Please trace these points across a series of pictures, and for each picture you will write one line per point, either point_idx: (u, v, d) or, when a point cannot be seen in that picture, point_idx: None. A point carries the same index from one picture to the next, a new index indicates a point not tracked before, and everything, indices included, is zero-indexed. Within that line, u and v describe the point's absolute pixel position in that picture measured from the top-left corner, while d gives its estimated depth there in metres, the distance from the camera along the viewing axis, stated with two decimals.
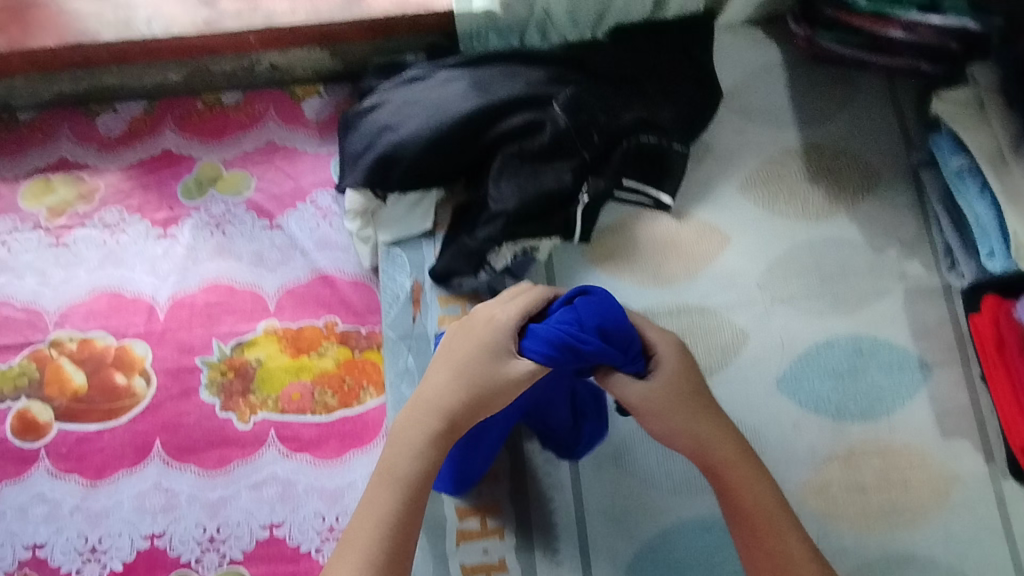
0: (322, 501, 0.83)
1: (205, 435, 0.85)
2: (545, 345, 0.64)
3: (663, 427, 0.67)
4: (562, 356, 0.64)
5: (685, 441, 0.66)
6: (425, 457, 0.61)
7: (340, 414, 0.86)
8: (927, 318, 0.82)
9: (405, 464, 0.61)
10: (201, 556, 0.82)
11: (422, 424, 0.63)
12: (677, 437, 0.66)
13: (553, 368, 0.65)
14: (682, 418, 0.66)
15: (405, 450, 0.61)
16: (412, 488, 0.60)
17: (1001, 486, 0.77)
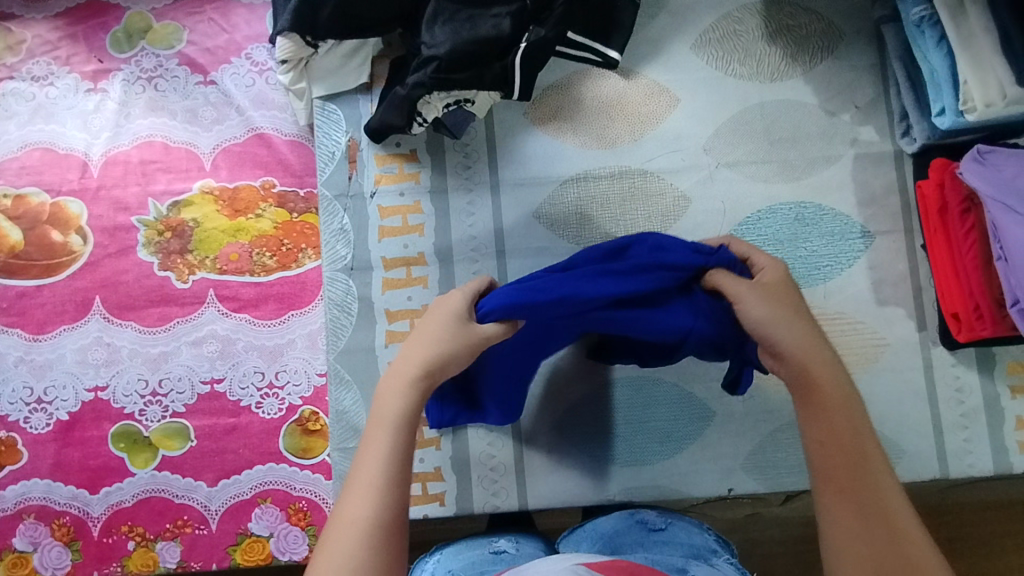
0: (261, 358, 0.85)
1: (145, 294, 0.87)
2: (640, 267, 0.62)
3: (766, 333, 0.58)
4: (662, 266, 0.62)
5: (789, 353, 0.58)
6: (417, 395, 0.57)
7: (278, 276, 0.86)
8: (874, 186, 0.82)
9: (395, 404, 0.57)
10: (144, 409, 0.85)
11: (411, 362, 0.59)
12: (780, 349, 0.58)
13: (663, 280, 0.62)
14: (793, 331, 0.58)
15: (391, 392, 0.57)
16: (408, 425, 0.56)
17: (930, 353, 0.80)
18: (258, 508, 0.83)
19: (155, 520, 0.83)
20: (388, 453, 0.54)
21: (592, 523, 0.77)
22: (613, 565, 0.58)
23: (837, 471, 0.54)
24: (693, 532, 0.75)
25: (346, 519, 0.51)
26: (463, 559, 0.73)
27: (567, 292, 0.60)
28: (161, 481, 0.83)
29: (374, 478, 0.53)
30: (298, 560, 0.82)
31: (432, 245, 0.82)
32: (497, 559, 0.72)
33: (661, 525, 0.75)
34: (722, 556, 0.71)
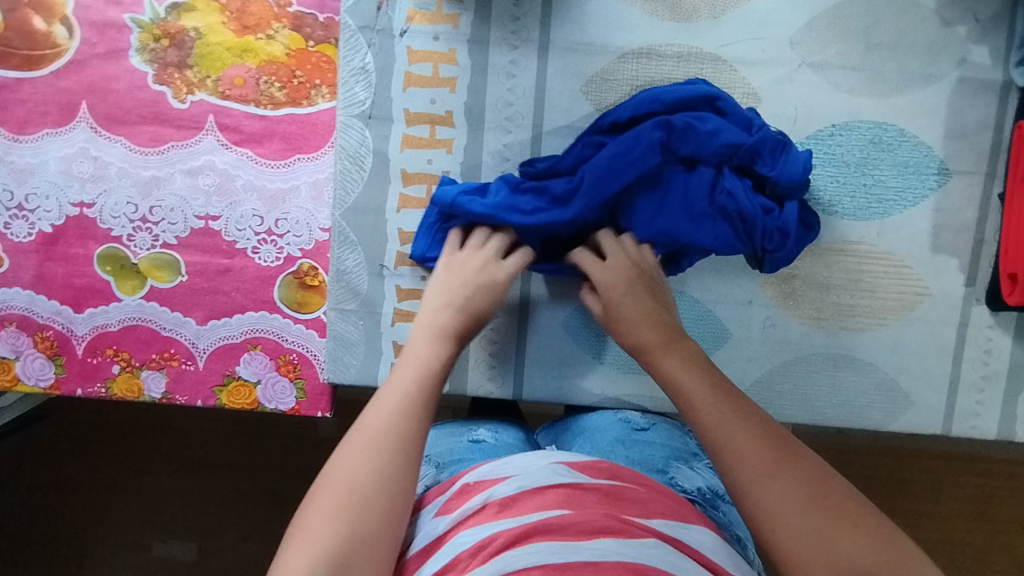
0: (261, 201, 0.79)
1: (137, 108, 0.78)
2: (705, 126, 0.66)
3: (639, 341, 0.62)
4: (723, 128, 0.66)
5: (660, 357, 0.60)
6: (439, 350, 0.61)
7: (286, 112, 0.77)
8: (968, 119, 0.72)
9: (428, 350, 0.61)
10: (132, 234, 0.79)
11: (440, 326, 0.63)
12: (651, 355, 0.61)
13: (725, 142, 0.65)
14: (654, 332, 0.62)
15: (417, 343, 0.61)
16: (440, 371, 0.59)
17: (970, 309, 0.75)
18: (247, 354, 0.80)
19: (141, 349, 0.81)
20: (419, 379, 0.57)
21: (572, 418, 0.77)
22: (592, 466, 0.58)
23: (735, 446, 0.50)
24: (675, 433, 0.74)
25: (371, 415, 0.53)
26: (443, 443, 0.73)
27: (631, 138, 0.65)
28: (148, 311, 0.80)
29: (408, 412, 0.54)
30: (282, 411, 0.81)
31: (463, 105, 0.72)
32: (477, 448, 0.72)
33: (645, 425, 0.74)
34: (703, 458, 0.72)
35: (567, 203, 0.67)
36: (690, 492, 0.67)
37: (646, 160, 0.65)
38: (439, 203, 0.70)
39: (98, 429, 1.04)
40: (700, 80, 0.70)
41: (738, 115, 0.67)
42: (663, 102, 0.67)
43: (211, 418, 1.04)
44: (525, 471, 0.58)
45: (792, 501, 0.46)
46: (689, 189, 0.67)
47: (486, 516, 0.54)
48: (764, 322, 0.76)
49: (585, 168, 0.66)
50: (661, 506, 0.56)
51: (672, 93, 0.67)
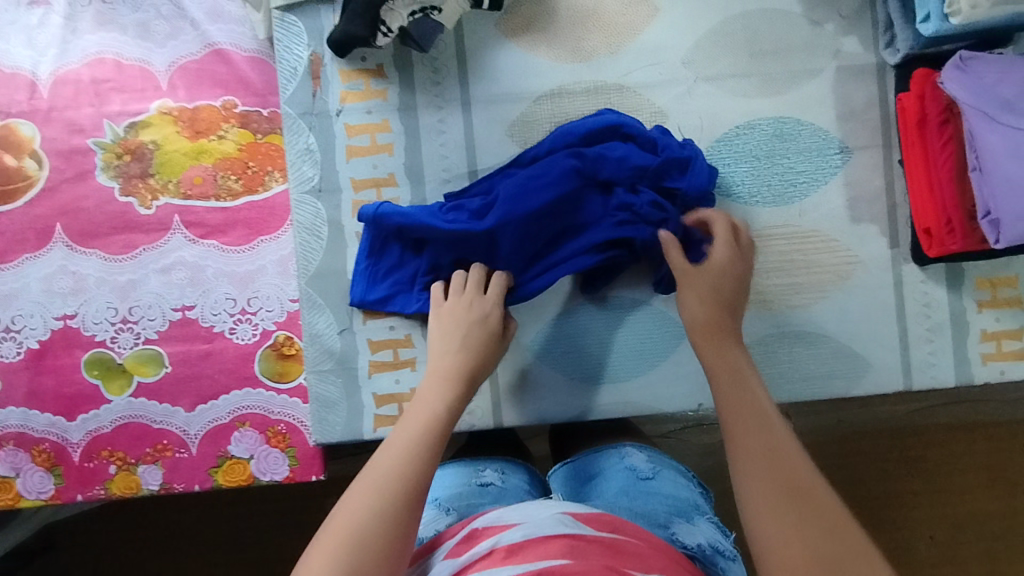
0: (232, 285, 0.84)
1: (108, 220, 0.84)
2: (613, 151, 0.75)
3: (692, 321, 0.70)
4: (630, 150, 0.75)
5: (705, 343, 0.69)
6: (451, 396, 0.65)
7: (245, 200, 0.84)
8: (856, 100, 0.80)
9: (435, 398, 0.65)
10: (115, 336, 0.84)
11: (445, 372, 0.68)
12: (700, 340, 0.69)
13: (633, 161, 0.74)
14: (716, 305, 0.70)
15: (432, 388, 0.66)
16: (447, 416, 0.63)
17: (900, 268, 0.81)
18: (237, 431, 0.84)
19: (135, 444, 0.84)
20: (431, 423, 0.62)
21: (580, 461, 0.81)
22: (595, 518, 0.60)
23: (750, 446, 0.57)
24: (679, 484, 0.78)
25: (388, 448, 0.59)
26: (452, 488, 0.76)
27: (548, 169, 0.74)
28: (138, 407, 0.84)
29: (407, 452, 0.58)
30: (278, 480, 0.84)
31: (403, 165, 0.79)
32: (483, 493, 0.75)
33: (649, 474, 0.78)
34: (704, 513, 0.75)
35: (482, 217, 0.75)
36: (691, 547, 0.69)
37: (560, 182, 0.74)
38: (362, 218, 0.77)
39: (111, 554, 1.05)
40: (605, 108, 0.78)
41: (644, 137, 0.76)
42: (576, 135, 0.76)
43: (217, 520, 1.05)
44: (529, 520, 0.60)
45: (781, 493, 0.54)
46: (602, 210, 0.76)
47: (492, 562, 0.55)
48: None
49: (501, 187, 0.75)
50: (661, 562, 0.56)
51: (583, 126, 0.76)
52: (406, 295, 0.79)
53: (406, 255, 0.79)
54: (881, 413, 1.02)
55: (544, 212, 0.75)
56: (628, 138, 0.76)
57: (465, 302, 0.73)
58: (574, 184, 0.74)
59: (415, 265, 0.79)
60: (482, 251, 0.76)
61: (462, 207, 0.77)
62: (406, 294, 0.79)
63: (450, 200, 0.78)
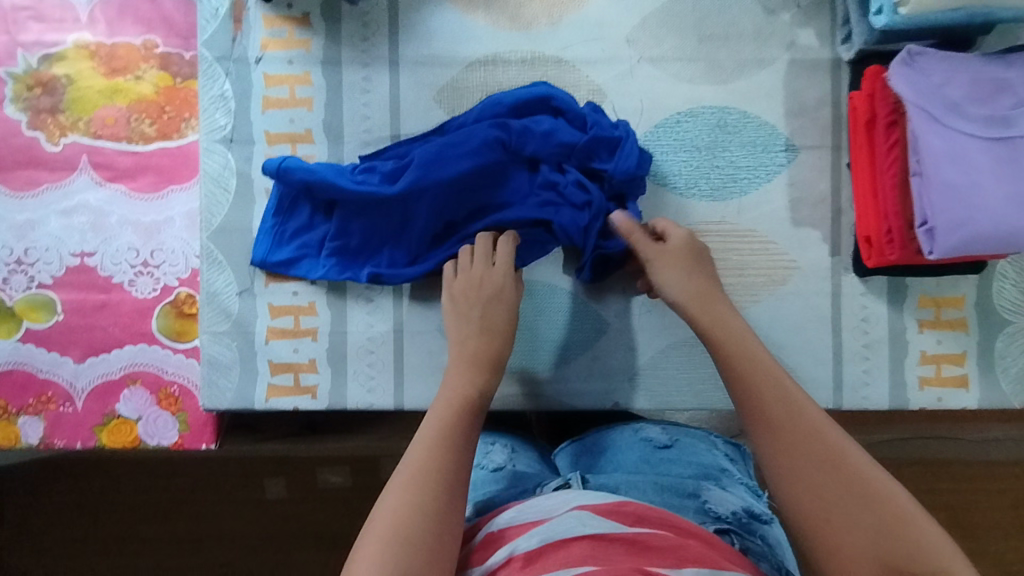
0: (137, 234, 0.79)
1: (12, 154, 0.79)
2: (538, 125, 0.70)
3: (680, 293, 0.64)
4: (554, 126, 0.70)
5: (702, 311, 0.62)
6: (479, 380, 0.61)
7: (157, 146, 0.80)
8: (806, 96, 0.76)
9: (463, 383, 0.61)
10: (8, 277, 0.79)
11: (471, 356, 0.64)
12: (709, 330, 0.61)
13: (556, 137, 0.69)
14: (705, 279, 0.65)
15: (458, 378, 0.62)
16: (480, 402, 0.60)
17: (840, 279, 0.76)
18: (127, 389, 0.79)
19: (18, 393, 0.79)
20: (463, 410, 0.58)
21: (593, 438, 0.75)
22: (618, 510, 0.53)
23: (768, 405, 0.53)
24: (701, 449, 0.73)
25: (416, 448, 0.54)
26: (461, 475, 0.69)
27: (468, 137, 0.70)
28: (25, 354, 0.79)
29: (435, 442, 0.54)
30: (165, 446, 0.79)
31: (321, 122, 0.75)
32: (497, 476, 0.68)
33: (668, 442, 0.73)
34: (732, 475, 0.70)
35: (394, 181, 0.71)
36: (725, 517, 0.64)
37: (481, 152, 0.69)
38: (266, 174, 0.72)
39: (27, 516, 1.02)
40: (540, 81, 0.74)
41: (573, 113, 0.71)
42: (504, 105, 0.71)
43: (139, 492, 1.02)
44: (550, 521, 0.53)
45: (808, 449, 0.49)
46: (526, 189, 0.71)
47: (511, 572, 0.49)
48: (639, 308, 0.76)
49: (416, 152, 0.71)
50: (693, 551, 0.49)
51: (511, 96, 0.71)
52: (314, 260, 0.75)
53: (315, 219, 0.75)
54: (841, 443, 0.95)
55: (460, 183, 0.70)
56: (560, 113, 0.71)
57: (477, 274, 0.68)
58: (496, 155, 0.70)
59: (325, 230, 0.74)
60: (393, 217, 0.72)
61: (375, 170, 0.72)
62: (313, 260, 0.75)
63: (364, 161, 0.73)
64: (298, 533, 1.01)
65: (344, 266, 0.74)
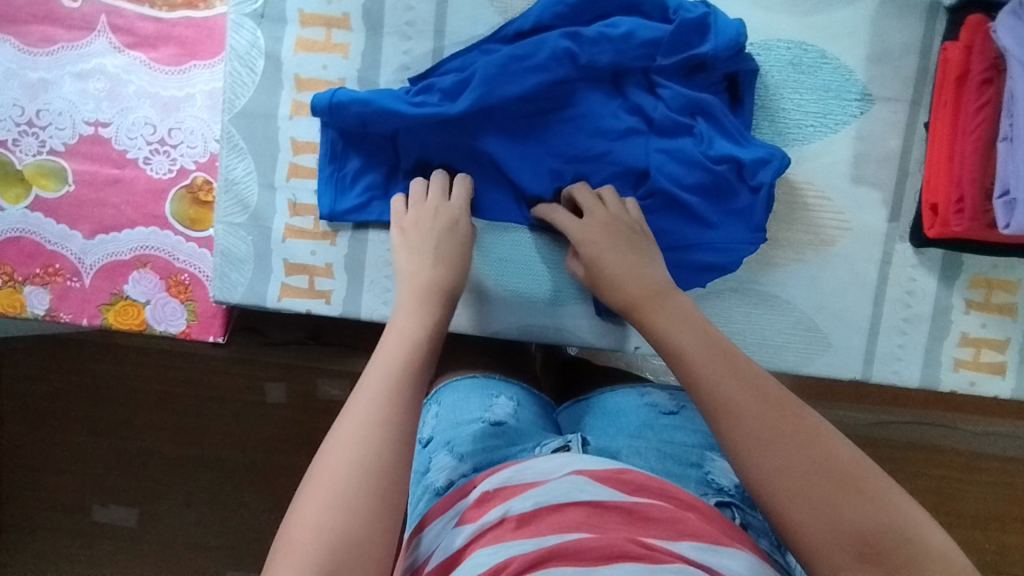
0: (155, 109, 0.75)
1: (28, 7, 0.74)
2: (611, 36, 0.63)
3: (630, 298, 0.56)
4: (628, 42, 0.63)
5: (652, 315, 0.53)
6: (438, 322, 0.54)
7: (183, 15, 0.74)
8: (893, 41, 0.69)
9: (395, 360, 0.48)
10: (18, 139, 0.75)
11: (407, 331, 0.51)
12: (641, 313, 0.54)
13: (622, 54, 0.63)
14: (641, 287, 0.55)
15: (408, 315, 0.53)
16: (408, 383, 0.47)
17: (893, 247, 0.71)
18: (136, 272, 0.77)
19: (26, 262, 0.77)
20: (411, 362, 0.48)
21: (597, 399, 0.71)
22: (617, 478, 0.50)
23: (739, 416, 0.44)
24: (709, 418, 0.67)
25: (354, 423, 0.43)
26: (460, 424, 0.64)
27: (530, 50, 0.63)
28: (33, 223, 0.76)
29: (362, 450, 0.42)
30: (172, 334, 0.77)
31: (361, 7, 0.69)
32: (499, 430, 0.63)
33: (673, 408, 0.67)
34: None
35: (454, 99, 0.65)
36: (728, 491, 0.59)
37: (549, 67, 0.63)
38: (316, 108, 0.66)
39: (32, 389, 1.03)
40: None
41: (649, 27, 0.63)
42: (566, 5, 0.64)
43: (145, 378, 1.02)
44: (547, 483, 0.49)
45: (771, 450, 0.42)
46: (603, 111, 0.66)
47: (502, 533, 0.46)
48: None
49: (478, 65, 0.65)
50: (695, 524, 0.46)
51: None
52: (383, 204, 0.70)
53: (378, 162, 0.70)
54: (845, 418, 0.94)
55: (524, 103, 0.65)
56: (633, 22, 0.64)
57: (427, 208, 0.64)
58: (567, 71, 0.63)
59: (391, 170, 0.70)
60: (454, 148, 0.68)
61: (432, 87, 0.66)
62: (382, 206, 0.70)
63: (416, 83, 0.67)
64: (294, 438, 1.00)
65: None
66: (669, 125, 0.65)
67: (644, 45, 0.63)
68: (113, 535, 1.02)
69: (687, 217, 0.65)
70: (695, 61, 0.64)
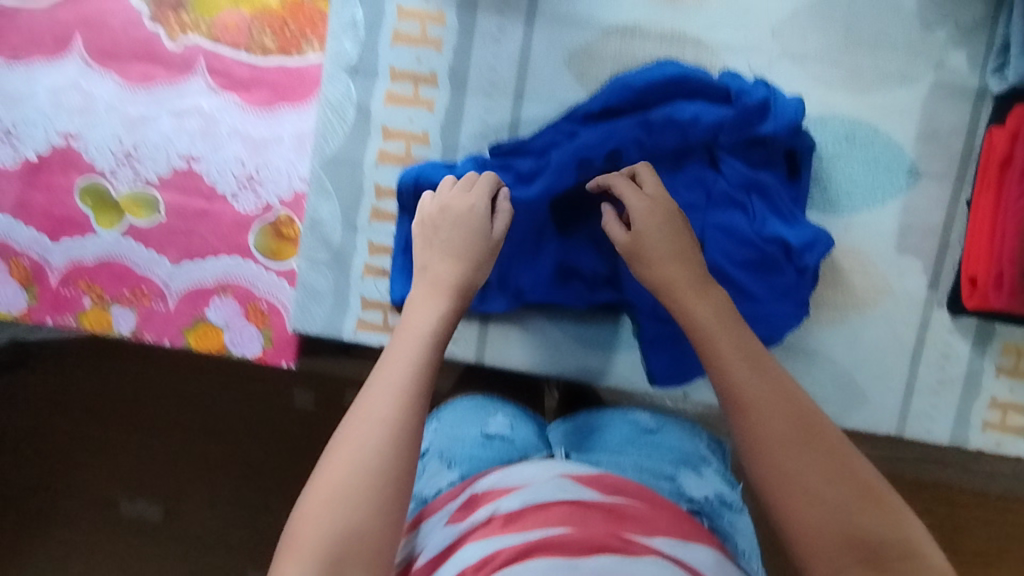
0: (245, 147, 0.80)
1: (130, 46, 0.79)
2: (676, 121, 0.69)
3: (668, 280, 0.61)
4: (692, 128, 0.69)
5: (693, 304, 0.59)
6: (446, 318, 0.60)
7: (276, 62, 0.79)
8: (942, 122, 0.73)
9: (406, 355, 0.56)
10: (115, 169, 0.80)
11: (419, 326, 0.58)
12: (681, 300, 0.59)
13: (686, 137, 0.69)
14: (684, 270, 0.61)
15: (421, 312, 0.60)
16: (418, 384, 0.54)
17: (931, 312, 0.76)
18: (218, 298, 0.82)
19: (114, 283, 0.82)
20: (421, 356, 0.56)
21: (582, 417, 0.78)
22: (595, 481, 0.57)
23: (755, 408, 0.52)
24: (685, 437, 0.75)
25: (364, 427, 0.51)
26: (459, 436, 0.73)
27: (603, 134, 0.70)
28: (125, 247, 0.81)
29: (375, 440, 0.50)
30: (248, 358, 0.82)
31: (448, 67, 0.74)
32: (490, 444, 0.72)
33: (654, 427, 0.76)
34: (709, 463, 0.73)
35: (529, 184, 0.72)
36: (698, 500, 0.68)
37: (618, 157, 0.70)
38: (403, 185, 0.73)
39: (71, 384, 1.07)
40: (669, 61, 0.71)
41: (712, 112, 0.69)
42: (633, 90, 0.70)
43: (184, 378, 1.06)
44: (531, 485, 0.57)
45: (790, 445, 0.50)
46: (667, 187, 0.71)
47: (491, 530, 0.53)
48: None
49: (554, 152, 0.71)
50: (665, 523, 0.54)
51: (643, 79, 0.70)
52: None
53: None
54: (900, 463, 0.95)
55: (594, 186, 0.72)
56: (697, 106, 0.69)
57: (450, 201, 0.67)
58: (633, 157, 0.70)
59: None
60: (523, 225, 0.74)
61: (510, 167, 0.73)
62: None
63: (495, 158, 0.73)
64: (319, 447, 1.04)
65: (483, 291, 0.77)
66: (725, 200, 0.71)
67: (710, 128, 0.69)
68: (140, 527, 1.07)
69: (735, 291, 0.71)
70: (754, 140, 0.70)
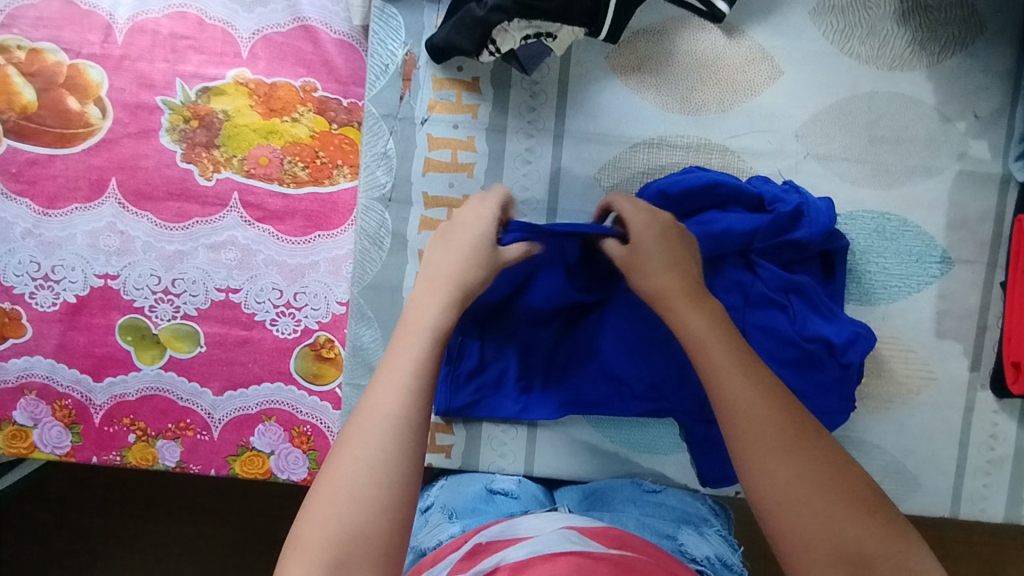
0: (282, 275, 0.81)
1: (165, 185, 0.80)
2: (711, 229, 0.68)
3: (658, 292, 0.57)
4: (726, 237, 0.68)
5: (679, 310, 0.55)
6: (449, 310, 0.55)
7: (308, 190, 0.80)
8: (969, 210, 0.75)
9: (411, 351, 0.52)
10: (154, 305, 0.81)
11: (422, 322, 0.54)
12: (670, 307, 0.56)
13: (721, 245, 0.68)
14: (679, 278, 0.57)
15: (422, 307, 0.55)
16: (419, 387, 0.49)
17: (975, 394, 0.77)
18: (262, 424, 0.82)
19: (158, 418, 0.82)
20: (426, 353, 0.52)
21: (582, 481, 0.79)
22: (604, 535, 0.55)
23: (753, 418, 0.47)
24: (687, 499, 0.75)
25: (368, 424, 0.47)
26: (465, 494, 0.74)
27: None
28: (166, 381, 0.82)
29: (375, 443, 0.46)
30: (295, 481, 0.82)
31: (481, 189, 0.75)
32: (492, 499, 0.73)
33: (655, 488, 0.75)
34: (714, 527, 0.72)
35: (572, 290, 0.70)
36: (699, 560, 0.66)
37: None
38: None
39: (89, 488, 1.03)
40: (699, 168, 0.72)
41: (746, 220, 0.69)
42: (667, 197, 0.70)
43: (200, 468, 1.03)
44: (537, 538, 0.54)
45: (796, 459, 0.46)
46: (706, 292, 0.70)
47: None
48: None
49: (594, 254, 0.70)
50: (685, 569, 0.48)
51: (676, 186, 0.70)
52: (495, 398, 0.77)
53: (494, 350, 0.76)
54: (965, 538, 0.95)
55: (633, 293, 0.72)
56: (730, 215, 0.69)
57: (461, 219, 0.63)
58: None
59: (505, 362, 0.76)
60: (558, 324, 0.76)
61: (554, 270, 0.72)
62: (494, 399, 0.78)
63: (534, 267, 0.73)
64: None
65: (527, 400, 0.77)
66: (764, 300, 0.69)
67: (745, 235, 0.68)
68: None
69: None
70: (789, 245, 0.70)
